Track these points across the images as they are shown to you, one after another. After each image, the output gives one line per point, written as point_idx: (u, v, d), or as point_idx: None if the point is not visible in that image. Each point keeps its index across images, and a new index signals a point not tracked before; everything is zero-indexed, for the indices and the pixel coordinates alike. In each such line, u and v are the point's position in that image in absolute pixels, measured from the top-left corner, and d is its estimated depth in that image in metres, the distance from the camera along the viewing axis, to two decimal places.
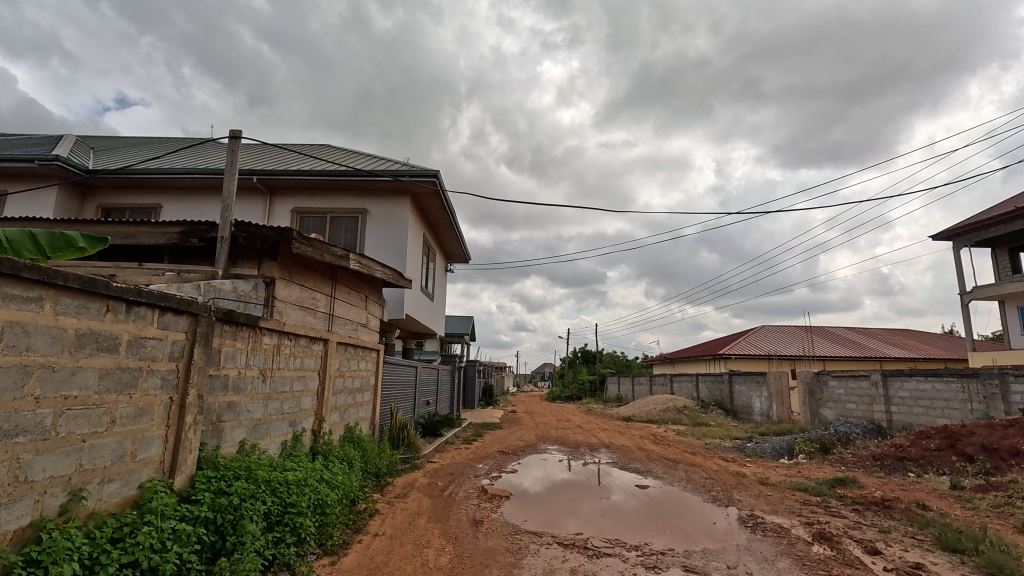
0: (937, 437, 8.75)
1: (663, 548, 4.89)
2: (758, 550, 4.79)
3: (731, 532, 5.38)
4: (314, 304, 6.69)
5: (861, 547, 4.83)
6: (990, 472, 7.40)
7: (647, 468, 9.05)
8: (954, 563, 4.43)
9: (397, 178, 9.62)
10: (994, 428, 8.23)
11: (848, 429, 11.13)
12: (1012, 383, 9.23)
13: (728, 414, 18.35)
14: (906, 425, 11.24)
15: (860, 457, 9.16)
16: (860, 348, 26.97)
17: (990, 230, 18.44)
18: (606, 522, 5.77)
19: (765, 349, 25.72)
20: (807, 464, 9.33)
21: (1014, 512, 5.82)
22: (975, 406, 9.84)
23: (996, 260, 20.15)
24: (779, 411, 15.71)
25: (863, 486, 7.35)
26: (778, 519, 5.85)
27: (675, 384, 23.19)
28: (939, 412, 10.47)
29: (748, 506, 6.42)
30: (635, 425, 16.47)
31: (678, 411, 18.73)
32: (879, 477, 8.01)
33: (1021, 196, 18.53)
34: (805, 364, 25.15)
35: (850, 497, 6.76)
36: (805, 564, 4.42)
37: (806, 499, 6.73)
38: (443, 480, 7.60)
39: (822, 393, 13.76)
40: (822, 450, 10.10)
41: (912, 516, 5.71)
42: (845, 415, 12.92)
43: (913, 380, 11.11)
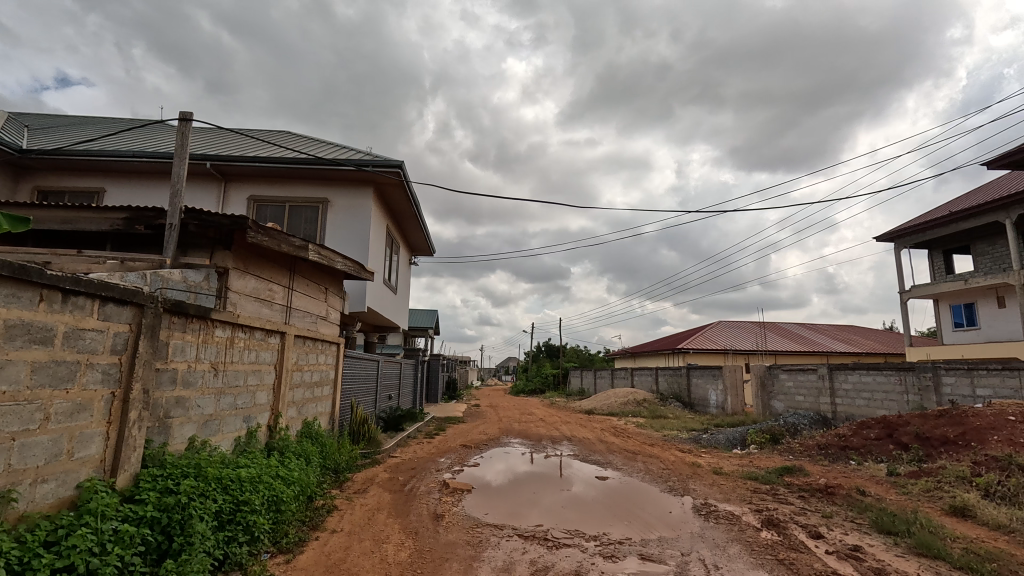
0: (876, 427, 9.28)
1: (621, 537, 5.00)
2: (711, 537, 4.97)
3: (686, 520, 5.56)
4: (271, 295, 6.48)
5: (805, 532, 5.08)
6: (922, 459, 7.91)
7: (606, 460, 9.24)
8: (889, 544, 4.72)
9: (360, 168, 9.39)
10: (926, 417, 8.79)
11: (796, 421, 11.68)
12: (943, 375, 9.89)
13: (686, 406, 18.91)
14: (849, 416, 11.89)
15: (806, 446, 9.64)
16: (808, 343, 28.32)
17: (927, 233, 19.61)
18: (568, 513, 5.82)
19: (721, 344, 26.63)
20: (758, 454, 9.74)
21: (942, 495, 6.27)
22: (910, 398, 10.46)
23: (933, 261, 21.48)
24: (733, 404, 16.23)
25: (809, 474, 7.74)
26: (730, 507, 6.09)
27: (636, 377, 23.67)
28: (879, 403, 11.11)
29: (702, 496, 6.64)
30: (596, 419, 16.73)
31: (638, 404, 19.21)
32: (824, 465, 8.46)
33: (956, 201, 19.80)
34: (758, 358, 26.18)
35: (796, 484, 7.11)
36: (754, 550, 4.61)
37: (756, 487, 7.03)
38: (404, 475, 7.53)
39: (774, 386, 14.36)
40: (772, 440, 10.57)
41: (851, 501, 6.06)
42: (794, 407, 13.56)
43: (856, 373, 11.73)
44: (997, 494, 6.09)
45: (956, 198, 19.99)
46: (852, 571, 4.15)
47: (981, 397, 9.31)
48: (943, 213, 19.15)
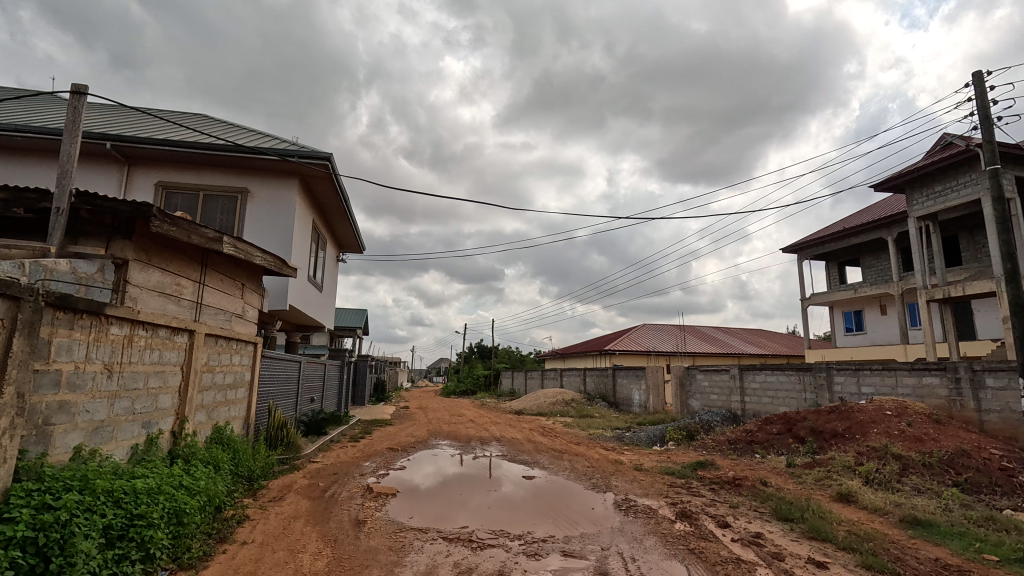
0: (778, 422, 10.11)
1: (545, 535, 5.08)
2: (630, 531, 5.17)
3: (607, 515, 5.76)
4: (178, 291, 5.97)
5: (714, 522, 5.43)
6: (816, 451, 8.72)
7: (533, 459, 9.38)
8: (785, 530, 5.15)
9: (284, 159, 8.88)
10: (820, 413, 9.70)
11: (710, 418, 12.47)
12: (835, 375, 10.96)
13: (611, 406, 19.62)
14: (756, 413, 12.85)
15: (718, 441, 10.30)
16: (723, 345, 30.35)
17: (825, 246, 21.67)
18: (495, 513, 5.84)
19: (645, 346, 27.91)
20: (675, 450, 10.29)
21: (831, 483, 6.94)
22: (808, 395, 11.49)
23: (829, 272, 23.76)
24: (655, 402, 17.22)
25: (719, 467, 8.29)
26: (648, 501, 6.38)
27: (565, 378, 24.23)
28: (782, 401, 12.11)
29: (623, 491, 6.91)
30: (525, 419, 16.96)
31: (566, 404, 19.68)
32: (732, 459, 9.10)
33: (849, 218, 22.03)
34: (678, 359, 27.70)
35: (708, 477, 7.58)
36: (669, 541, 4.85)
37: (672, 482, 7.42)
38: (325, 481, 7.22)
39: (691, 385, 15.25)
40: (688, 436, 11.20)
41: (755, 492, 6.55)
42: (708, 405, 14.47)
43: (762, 373, 12.71)
44: (875, 481, 6.83)
45: (849, 215, 22.24)
46: (754, 556, 4.48)
47: (865, 394, 10.40)
48: (838, 229, 21.23)
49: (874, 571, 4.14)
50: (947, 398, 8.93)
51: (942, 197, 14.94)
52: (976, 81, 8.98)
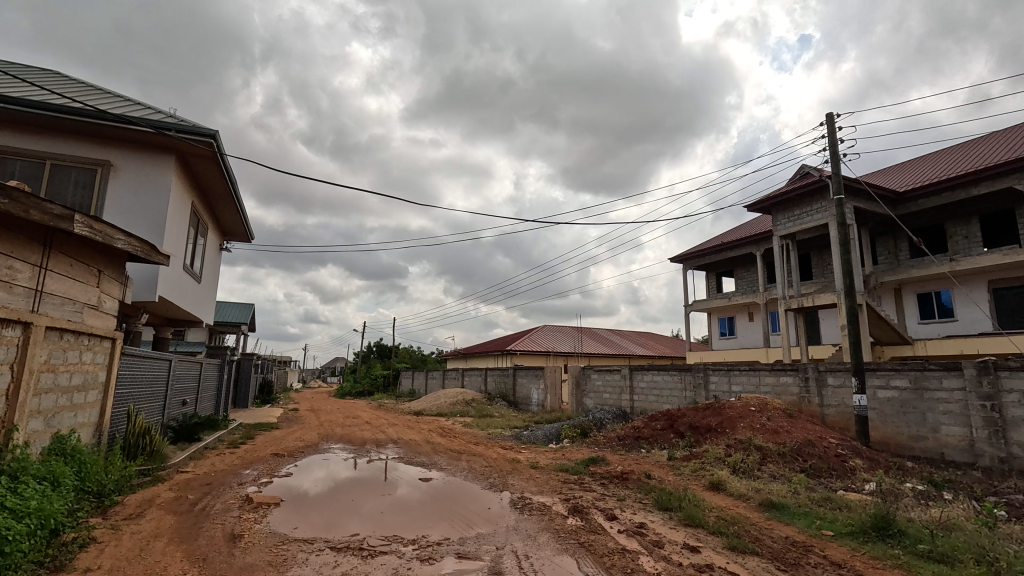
0: (661, 419, 10.92)
1: (440, 538, 4.99)
2: (524, 528, 5.26)
3: (503, 514, 5.81)
4: (10, 276, 5.00)
5: (602, 515, 5.70)
6: (693, 444, 9.55)
7: (431, 460, 9.22)
8: (665, 519, 5.56)
9: (159, 132, 7.86)
10: (697, 410, 10.63)
11: (602, 416, 13.15)
12: (711, 375, 12.08)
13: (510, 405, 19.95)
14: (643, 410, 13.78)
15: (609, 438, 10.88)
16: (615, 347, 32.26)
17: (706, 258, 23.89)
18: (389, 518, 5.63)
19: (545, 346, 28.80)
20: (569, 447, 10.70)
21: (705, 474, 7.62)
22: (687, 394, 12.55)
23: (708, 281, 26.23)
24: (552, 401, 17.85)
25: (609, 462, 8.75)
26: (542, 498, 6.54)
27: (466, 378, 24.23)
28: (666, 399, 13.11)
29: (519, 489, 7.03)
30: (424, 419, 16.68)
31: (466, 404, 19.66)
32: (621, 454, 9.66)
33: (726, 234, 24.52)
34: (575, 360, 28.95)
35: (598, 472, 7.96)
36: (561, 536, 5.01)
37: (566, 478, 7.68)
38: (197, 492, 6.49)
39: (586, 385, 15.98)
40: (582, 434, 11.71)
41: (640, 484, 7.00)
42: (601, 403, 15.26)
43: (650, 373, 13.67)
44: (740, 470, 7.64)
45: (726, 231, 24.75)
46: (637, 545, 4.77)
47: (735, 392, 11.58)
48: (717, 243, 23.53)
49: (737, 551, 4.60)
50: (798, 395, 10.24)
51: (800, 219, 17.14)
52: (829, 122, 10.41)
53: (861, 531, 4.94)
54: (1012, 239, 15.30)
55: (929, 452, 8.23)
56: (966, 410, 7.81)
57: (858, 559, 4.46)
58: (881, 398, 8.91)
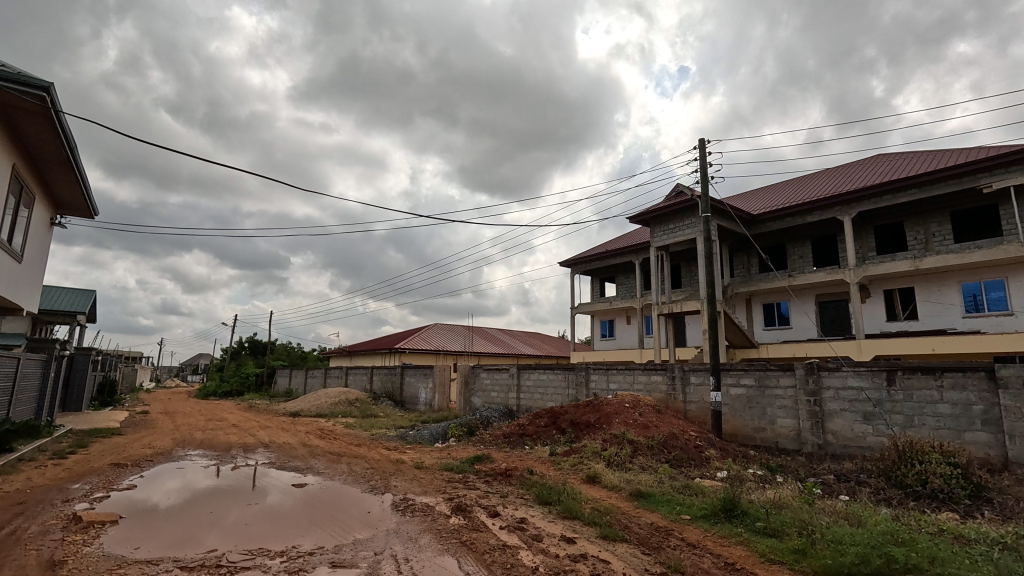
0: (545, 416, 11.34)
1: (312, 547, 4.67)
2: (405, 531, 5.11)
3: (383, 517, 5.60)
4: None
5: (485, 512, 5.75)
6: (572, 439, 10.04)
7: (307, 464, 8.62)
8: (545, 512, 5.76)
9: None
10: (578, 406, 11.18)
11: (489, 414, 13.33)
12: (592, 373, 12.80)
13: (396, 405, 19.42)
14: (528, 408, 14.20)
15: (494, 436, 11.05)
16: (505, 346, 32.93)
17: (591, 264, 25.33)
18: (255, 529, 5.14)
19: (434, 345, 28.50)
20: (455, 446, 10.68)
21: (582, 467, 8.05)
22: (570, 391, 13.18)
23: (592, 286, 27.84)
24: (440, 400, 17.69)
25: (494, 460, 8.87)
26: (425, 499, 6.43)
27: (350, 377, 23.13)
28: (550, 397, 13.64)
29: (402, 491, 6.83)
30: (301, 421, 15.59)
31: (349, 404, 18.75)
32: (505, 452, 9.86)
33: (610, 242, 26.22)
34: (464, 359, 29.03)
35: (483, 470, 8.03)
36: (443, 536, 4.95)
37: (451, 477, 7.63)
38: (4, 514, 5.37)
39: (474, 383, 16.08)
40: (468, 432, 11.75)
41: (523, 480, 7.19)
42: (489, 402, 15.47)
43: (536, 372, 14.13)
44: (614, 463, 8.18)
45: (610, 240, 26.45)
46: (517, 540, 4.87)
47: (612, 389, 12.38)
48: (602, 250, 25.06)
49: (608, 539, 4.90)
50: (666, 392, 11.23)
51: (674, 233, 18.89)
52: (701, 146, 11.60)
53: (712, 514, 5.53)
54: (833, 261, 18.27)
55: (767, 441, 9.50)
56: (796, 404, 9.14)
57: (710, 538, 4.99)
58: (732, 395, 10.10)
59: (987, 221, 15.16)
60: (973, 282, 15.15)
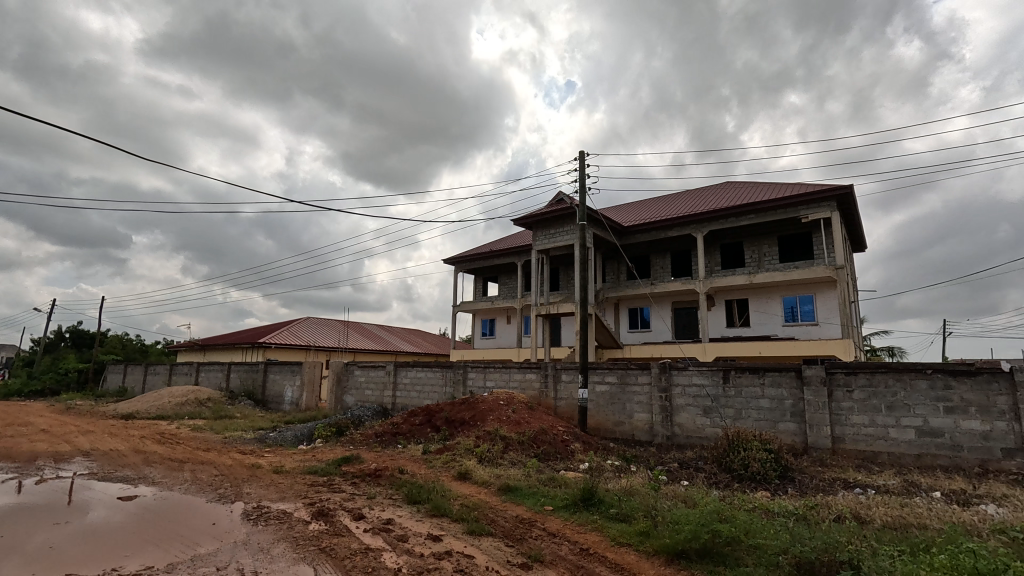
0: (420, 414, 11.19)
1: (138, 569, 4.06)
2: (255, 542, 4.68)
3: (231, 528, 5.08)
4: None
5: (349, 516, 5.50)
6: (446, 437, 10.04)
7: (140, 474, 7.52)
8: (413, 512, 5.68)
9: None
10: (454, 404, 11.19)
11: (361, 413, 12.81)
12: (469, 371, 12.90)
13: (257, 404, 17.79)
14: (404, 407, 13.89)
15: (365, 436, 10.63)
16: (383, 342, 31.89)
17: (475, 263, 25.55)
18: (62, 553, 4.35)
19: (305, 339, 26.64)
20: (321, 447, 10.08)
21: (454, 465, 8.09)
22: (447, 389, 13.15)
23: (475, 285, 28.10)
24: (308, 399, 16.56)
25: (363, 461, 8.53)
26: (283, 505, 5.97)
27: (202, 374, 20.69)
28: (426, 395, 13.49)
29: (256, 498, 6.26)
30: (136, 425, 13.56)
31: (199, 404, 16.75)
32: (376, 452, 9.54)
33: (495, 242, 26.69)
34: (338, 355, 27.55)
35: (350, 472, 7.68)
36: (299, 544, 4.62)
37: (314, 481, 7.18)
38: None
39: (347, 381, 15.34)
40: (338, 432, 11.16)
41: (392, 480, 7.01)
42: (362, 400, 14.86)
43: (413, 369, 13.87)
44: (486, 459, 8.33)
45: (495, 240, 26.93)
46: (381, 542, 4.72)
47: (488, 387, 12.59)
48: (486, 250, 25.41)
49: (474, 535, 4.97)
50: (539, 389, 11.71)
51: (554, 238, 19.81)
52: (581, 159, 12.30)
53: (572, 504, 5.90)
54: (688, 273, 20.55)
55: (625, 434, 10.36)
56: (650, 400, 10.11)
57: (568, 526, 5.31)
58: (597, 392, 10.85)
59: (803, 246, 18.16)
60: (791, 296, 18.04)
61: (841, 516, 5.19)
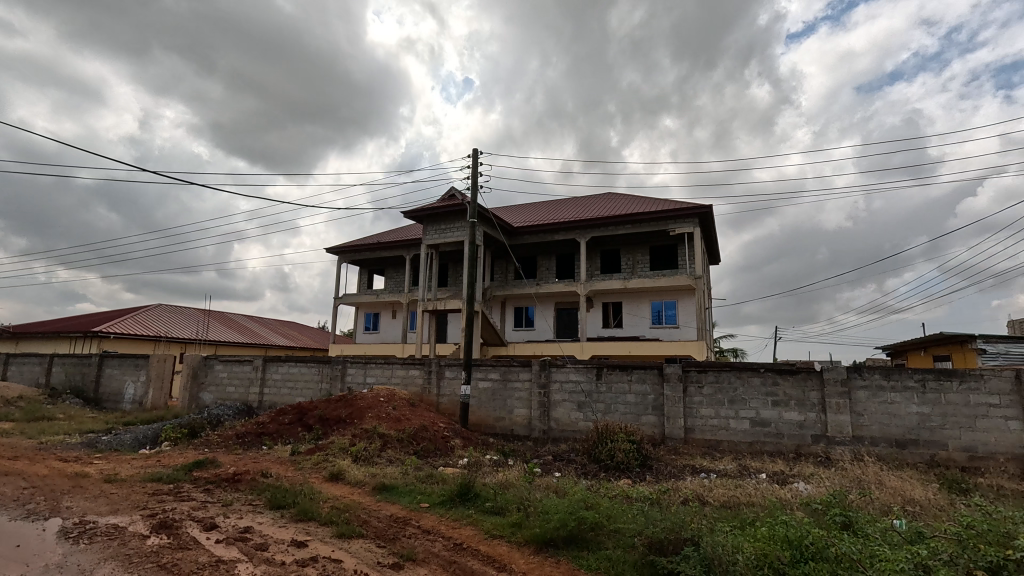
0: (291, 412, 10.42)
1: None
2: (74, 565, 3.99)
3: (41, 550, 4.28)
4: None
5: (199, 526, 4.93)
6: (319, 437, 9.46)
7: None
8: (275, 518, 5.26)
9: None
10: (330, 401, 10.56)
11: (220, 412, 11.59)
12: (348, 367, 12.29)
13: (87, 403, 15.24)
14: (272, 404, 12.84)
15: (224, 437, 9.63)
16: (251, 334, 29.18)
17: (360, 254, 24.43)
18: None
19: (155, 329, 23.42)
20: (169, 451, 8.93)
21: (326, 465, 7.66)
22: (322, 386, 12.41)
23: (360, 277, 26.89)
24: (155, 397, 14.57)
25: (220, 464, 7.72)
26: (114, 519, 5.18)
27: (11, 367, 17.20)
28: (299, 392, 12.61)
29: (78, 513, 5.36)
30: None
31: (5, 404, 13.90)
32: (236, 454, 8.69)
33: (382, 234, 25.76)
34: (196, 348, 24.65)
35: (204, 478, 6.90)
36: (132, 563, 4.03)
37: (157, 489, 6.33)
38: None
39: (205, 377, 13.78)
40: (190, 434, 9.96)
41: (253, 485, 6.44)
42: (222, 398, 13.46)
43: (285, 365, 12.87)
44: (361, 458, 8.01)
45: (383, 232, 25.99)
46: (236, 553, 4.29)
47: (368, 383, 12.11)
48: (373, 241, 24.42)
49: (344, 538, 4.74)
50: (421, 386, 11.54)
51: (444, 233, 19.66)
52: (475, 156, 12.34)
53: (449, 500, 5.90)
54: (570, 275, 21.65)
55: (504, 429, 10.62)
56: (530, 396, 10.47)
57: (444, 523, 5.29)
58: (480, 388, 10.97)
59: (670, 256, 20.09)
60: (658, 301, 19.86)
61: (688, 499, 5.83)
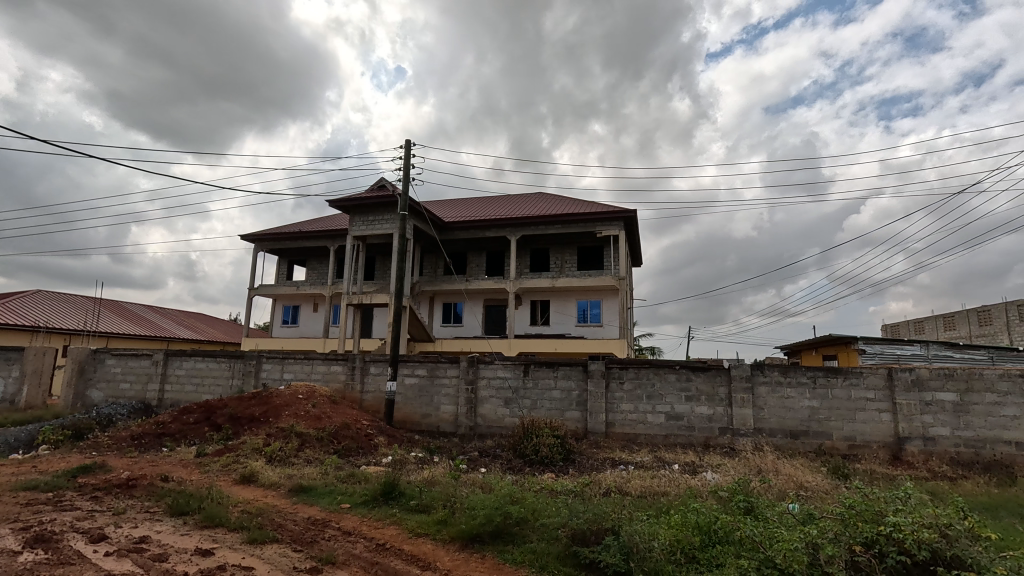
0: (197, 411, 9.63)
1: None
2: None
3: None
4: None
5: (84, 539, 4.42)
6: (229, 437, 8.82)
7: None
8: (177, 525, 4.84)
9: None
10: (242, 398, 9.86)
11: (112, 411, 10.47)
12: (263, 362, 11.55)
13: None
14: (174, 403, 11.79)
15: (116, 439, 8.71)
16: (151, 326, 26.61)
17: (279, 243, 23.05)
18: None
19: (32, 319, 20.70)
20: (48, 456, 7.94)
21: (236, 467, 7.17)
22: (234, 382, 11.58)
23: (279, 267, 25.38)
24: (30, 396, 12.87)
25: (110, 469, 6.97)
26: None
27: None
28: (206, 389, 11.68)
29: None
30: None
31: None
32: (131, 457, 7.90)
33: (305, 222, 24.48)
34: (83, 340, 22.08)
35: (91, 484, 6.20)
36: None
37: (31, 499, 5.59)
38: None
39: (94, 372, 12.38)
40: (74, 437, 8.90)
41: (151, 490, 5.88)
42: (114, 396, 12.18)
43: (191, 359, 11.85)
44: (276, 459, 7.57)
45: (305, 220, 24.70)
46: (129, 566, 3.89)
47: (286, 380, 11.46)
48: (294, 230, 23.14)
49: (256, 543, 4.44)
50: (344, 382, 11.10)
51: (372, 225, 19.03)
52: (406, 147, 12.03)
53: (372, 499, 5.72)
54: (500, 272, 21.77)
55: (430, 426, 10.48)
56: (457, 392, 10.41)
57: (365, 523, 5.13)
58: (406, 384, 10.74)
59: (596, 257, 20.78)
60: (584, 300, 20.49)
61: (608, 490, 6.07)
